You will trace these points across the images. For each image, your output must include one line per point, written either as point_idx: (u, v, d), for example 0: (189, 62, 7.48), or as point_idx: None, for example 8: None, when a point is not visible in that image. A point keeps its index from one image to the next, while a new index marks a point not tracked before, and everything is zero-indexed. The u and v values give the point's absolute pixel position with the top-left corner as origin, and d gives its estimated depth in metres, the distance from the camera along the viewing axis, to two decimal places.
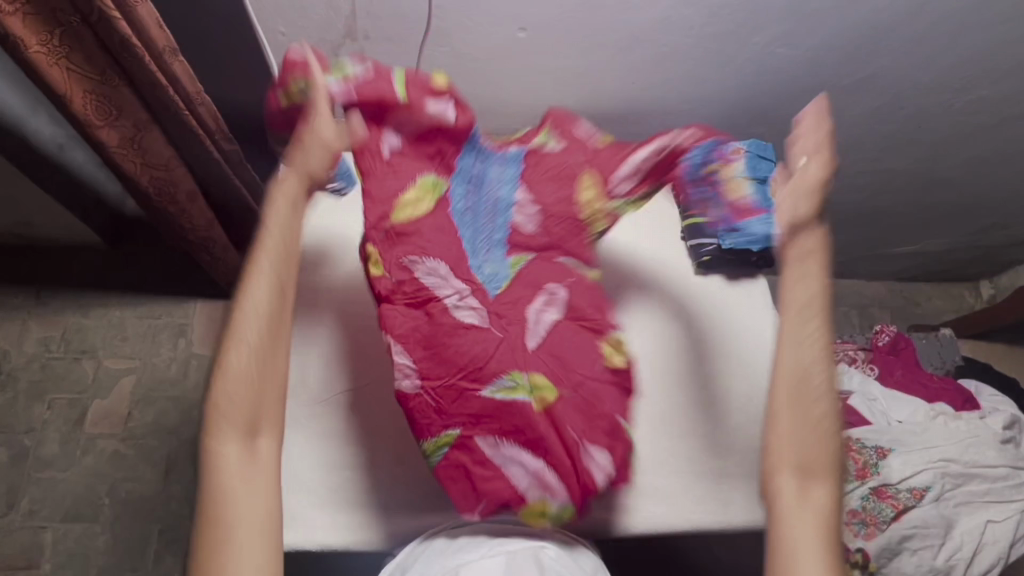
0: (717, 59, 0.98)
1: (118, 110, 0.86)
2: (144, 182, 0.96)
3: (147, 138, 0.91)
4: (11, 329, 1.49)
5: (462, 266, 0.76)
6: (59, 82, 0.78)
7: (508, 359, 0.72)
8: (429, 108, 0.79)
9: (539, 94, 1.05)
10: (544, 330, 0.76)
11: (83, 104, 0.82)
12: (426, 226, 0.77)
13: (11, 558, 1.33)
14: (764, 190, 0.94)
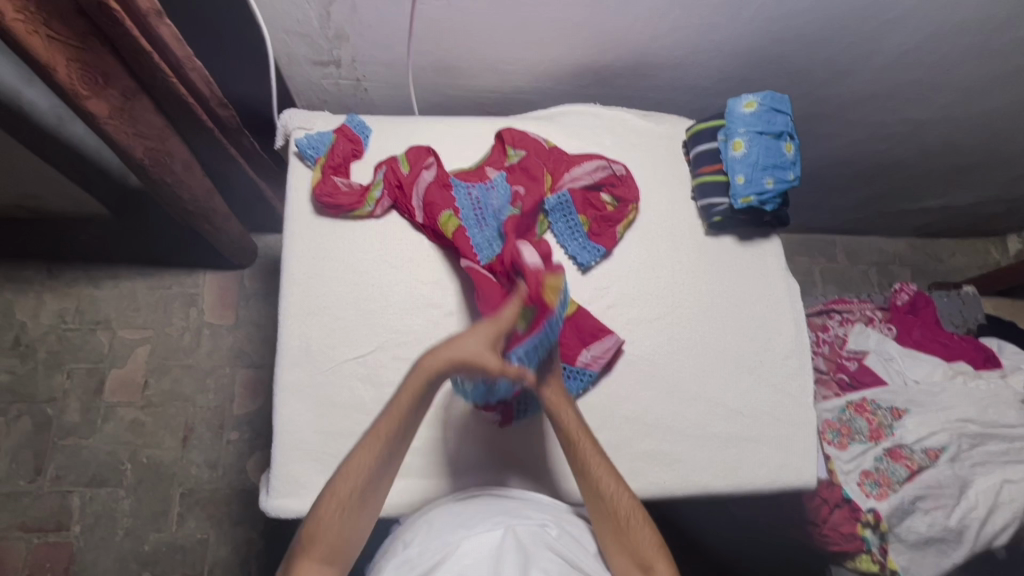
0: (731, 5, 0.92)
1: (104, 78, 0.81)
2: (137, 153, 0.93)
3: (136, 106, 0.88)
4: (25, 301, 1.51)
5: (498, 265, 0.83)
6: (41, 53, 0.72)
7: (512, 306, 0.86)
8: (430, 170, 0.92)
9: (542, 48, 1.00)
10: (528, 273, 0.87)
11: (68, 75, 0.76)
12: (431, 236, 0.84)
13: (43, 520, 1.38)
14: (776, 143, 0.89)
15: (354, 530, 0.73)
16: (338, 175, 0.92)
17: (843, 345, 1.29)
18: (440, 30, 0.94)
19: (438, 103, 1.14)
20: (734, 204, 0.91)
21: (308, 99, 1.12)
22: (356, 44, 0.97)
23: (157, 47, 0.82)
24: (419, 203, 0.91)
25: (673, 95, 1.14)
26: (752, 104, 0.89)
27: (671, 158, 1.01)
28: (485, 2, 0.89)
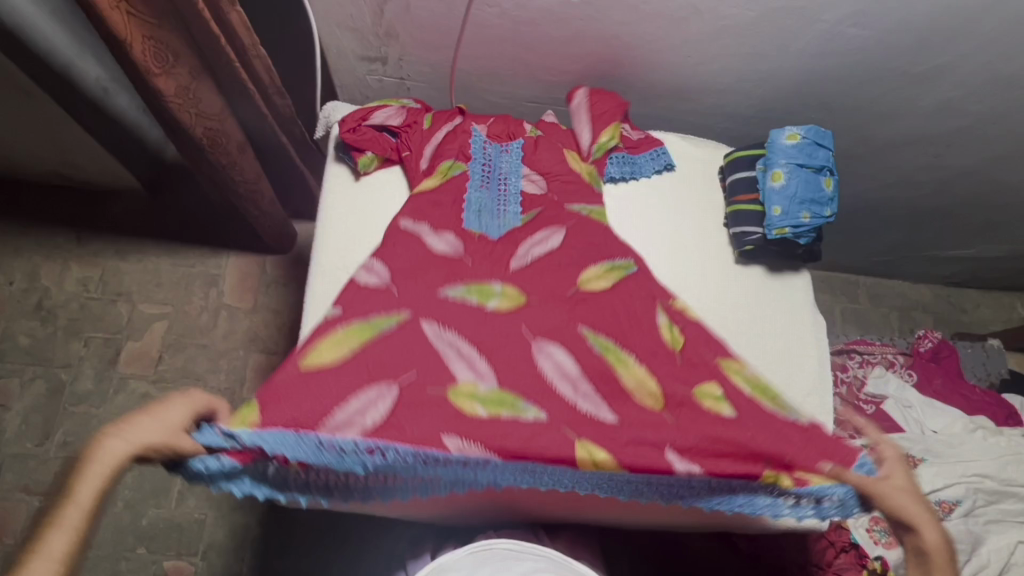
0: (780, 37, 0.92)
1: (175, 57, 0.83)
2: (197, 134, 0.94)
3: (201, 87, 0.90)
4: (52, 266, 1.53)
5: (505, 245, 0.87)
6: (122, 30, 0.74)
7: (477, 275, 0.83)
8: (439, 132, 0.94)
9: (589, 60, 0.99)
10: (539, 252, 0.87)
11: (143, 52, 0.78)
12: (427, 277, 0.82)
13: (46, 484, 1.38)
14: (815, 177, 0.89)
15: None
16: (364, 122, 0.92)
17: (862, 387, 1.28)
18: (490, 37, 0.95)
19: (479, 109, 1.13)
20: (768, 234, 0.90)
21: (351, 94, 1.12)
22: (404, 43, 0.97)
23: (226, 33, 0.85)
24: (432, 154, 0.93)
25: (713, 121, 1.14)
26: (796, 136, 0.89)
27: (708, 184, 1.01)
28: (537, 13, 0.89)
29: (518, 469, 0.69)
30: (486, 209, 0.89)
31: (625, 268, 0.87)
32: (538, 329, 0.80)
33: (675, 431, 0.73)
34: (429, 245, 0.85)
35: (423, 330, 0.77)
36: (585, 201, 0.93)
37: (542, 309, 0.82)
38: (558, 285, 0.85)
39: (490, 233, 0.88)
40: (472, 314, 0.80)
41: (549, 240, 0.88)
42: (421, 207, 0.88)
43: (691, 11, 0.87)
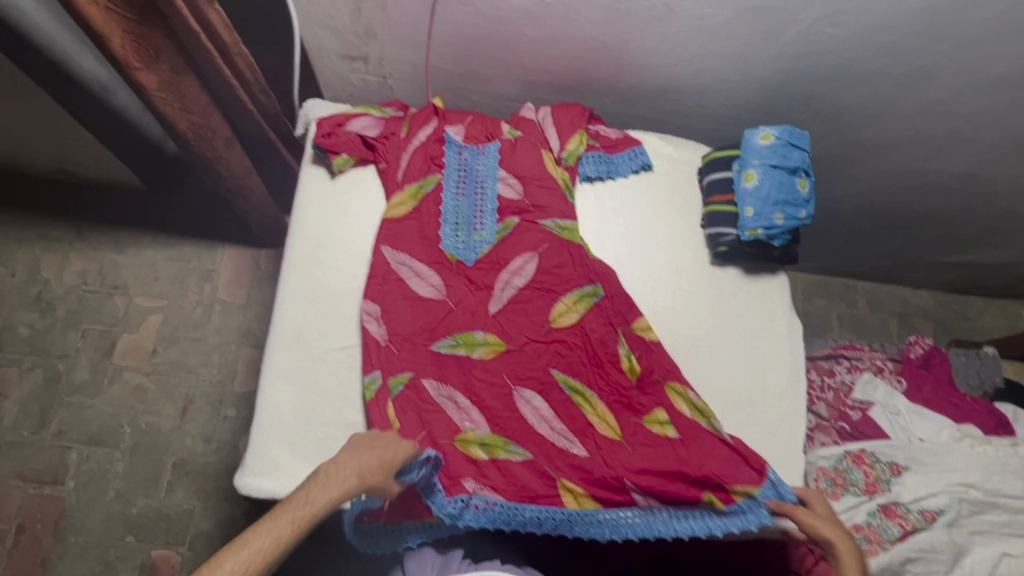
0: (757, 37, 0.91)
1: (156, 52, 0.86)
2: (181, 127, 0.98)
3: (183, 82, 0.93)
4: (52, 258, 1.57)
5: (478, 274, 0.91)
6: (100, 24, 0.77)
7: (460, 325, 0.88)
8: (417, 134, 0.95)
9: (567, 59, 0.99)
10: (506, 298, 0.90)
11: (122, 45, 0.81)
12: (405, 321, 0.87)
13: (41, 472, 1.42)
14: (790, 179, 0.88)
15: None
16: (344, 126, 0.93)
17: (848, 393, 1.26)
18: (467, 36, 0.95)
19: (461, 108, 1.14)
20: (742, 235, 0.89)
21: (336, 92, 1.13)
22: (383, 41, 0.98)
23: (208, 31, 0.87)
24: (408, 159, 0.94)
25: (697, 122, 1.13)
26: (769, 136, 0.88)
27: (685, 185, 1.00)
28: (511, 12, 0.90)
29: (519, 512, 0.79)
30: (464, 223, 0.93)
31: (592, 296, 0.91)
32: (521, 377, 0.87)
33: (630, 463, 0.83)
34: (411, 287, 0.89)
35: (423, 386, 0.85)
36: (560, 217, 0.94)
37: (523, 354, 0.88)
38: (528, 324, 0.89)
39: (465, 260, 0.91)
40: (452, 359, 0.87)
41: (523, 268, 0.92)
42: (396, 238, 0.90)
43: (666, 10, 0.87)
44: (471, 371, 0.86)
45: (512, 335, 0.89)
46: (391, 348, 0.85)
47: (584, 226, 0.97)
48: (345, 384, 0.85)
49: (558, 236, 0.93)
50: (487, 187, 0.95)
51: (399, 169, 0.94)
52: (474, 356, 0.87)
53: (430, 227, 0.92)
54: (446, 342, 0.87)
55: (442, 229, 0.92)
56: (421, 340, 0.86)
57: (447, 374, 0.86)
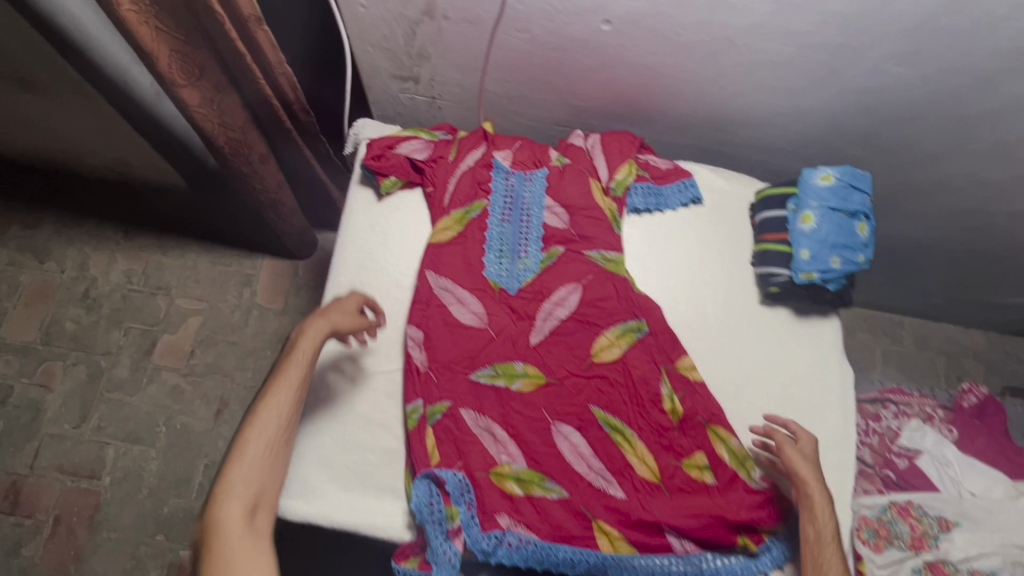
0: (820, 72, 0.88)
1: (200, 70, 0.88)
2: (219, 141, 0.99)
3: (225, 99, 0.95)
4: (100, 257, 1.61)
5: (521, 302, 0.90)
6: (148, 42, 0.79)
7: (500, 354, 0.87)
8: (466, 159, 0.95)
9: (620, 87, 0.97)
10: (547, 330, 0.89)
11: (168, 63, 0.83)
12: (445, 349, 0.86)
13: (79, 465, 1.45)
14: (849, 222, 0.85)
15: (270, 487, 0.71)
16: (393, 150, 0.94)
17: (894, 439, 1.21)
18: (520, 61, 0.95)
19: (508, 130, 1.13)
20: (794, 277, 0.86)
21: (383, 110, 1.13)
22: (436, 64, 0.98)
23: (252, 49, 0.89)
24: (454, 183, 0.94)
25: (749, 152, 1.09)
26: (830, 177, 0.85)
27: (736, 220, 0.97)
28: (566, 40, 0.88)
29: (552, 553, 0.78)
30: (508, 249, 0.92)
31: (636, 331, 0.89)
32: (560, 412, 0.85)
33: (668, 508, 0.80)
34: (453, 314, 0.88)
35: (461, 416, 0.83)
36: (605, 249, 0.92)
37: (563, 388, 0.86)
38: (567, 357, 0.88)
39: (508, 289, 0.91)
40: (491, 390, 0.85)
41: (566, 298, 0.90)
42: (441, 263, 0.90)
43: (726, 43, 0.85)
44: (510, 403, 0.85)
45: (553, 368, 0.87)
46: (430, 375, 0.85)
47: (631, 258, 0.95)
48: (384, 410, 0.84)
49: (603, 267, 0.92)
50: (532, 215, 0.94)
51: (445, 192, 0.94)
52: (513, 388, 0.86)
53: (474, 253, 0.91)
54: (485, 372, 0.86)
55: (486, 256, 0.91)
56: (460, 368, 0.86)
57: (486, 405, 0.84)
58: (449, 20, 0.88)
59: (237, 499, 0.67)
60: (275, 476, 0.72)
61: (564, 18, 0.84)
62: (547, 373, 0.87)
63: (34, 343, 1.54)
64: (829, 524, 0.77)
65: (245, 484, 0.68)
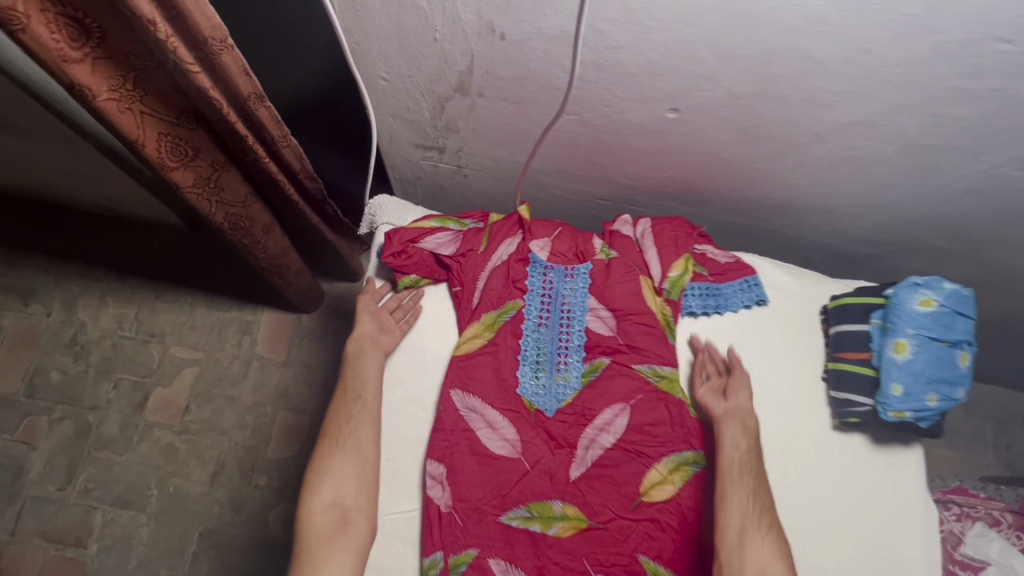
0: (920, 171, 0.74)
1: (195, 150, 0.75)
2: (218, 219, 0.85)
3: (225, 177, 0.81)
4: (90, 300, 1.49)
5: (558, 426, 0.78)
6: (132, 129, 0.67)
7: (534, 491, 0.75)
8: (497, 251, 0.83)
9: (677, 170, 0.84)
10: (588, 461, 0.77)
11: (157, 147, 0.71)
12: (472, 486, 0.74)
13: (64, 532, 1.34)
14: (950, 353, 0.72)
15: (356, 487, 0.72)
16: (416, 245, 0.83)
17: (958, 545, 1.03)
18: (564, 141, 0.81)
19: (542, 202, 1.00)
20: (882, 415, 0.73)
21: (401, 174, 1.00)
22: (465, 137, 0.85)
23: (256, 126, 0.74)
24: (484, 280, 0.82)
25: (816, 239, 0.96)
26: (931, 302, 0.73)
27: (806, 327, 0.85)
28: (622, 124, 0.75)
29: None
30: (545, 361, 0.80)
31: (692, 463, 0.77)
32: (603, 564, 0.73)
33: None
34: (481, 441, 0.76)
35: (489, 569, 0.72)
36: (657, 362, 0.80)
37: (607, 533, 0.75)
38: (613, 496, 0.76)
39: (544, 410, 0.79)
40: (524, 536, 0.74)
41: (611, 423, 0.78)
42: (468, 379, 0.78)
43: (814, 138, 0.71)
44: (545, 553, 0.73)
45: (596, 509, 0.75)
46: (455, 518, 0.73)
47: (685, 370, 0.83)
48: (400, 558, 0.74)
49: (653, 385, 0.80)
50: (573, 319, 0.82)
51: (474, 291, 0.82)
52: (549, 534, 0.74)
53: (507, 367, 0.79)
54: (517, 514, 0.74)
55: (519, 369, 0.80)
56: (489, 509, 0.74)
57: (518, 553, 0.73)
58: (485, 98, 0.75)
59: (321, 503, 0.71)
60: (364, 477, 0.73)
61: (624, 104, 0.71)
62: (588, 514, 0.75)
63: (17, 395, 1.42)
64: (751, 426, 0.77)
65: (327, 487, 0.71)
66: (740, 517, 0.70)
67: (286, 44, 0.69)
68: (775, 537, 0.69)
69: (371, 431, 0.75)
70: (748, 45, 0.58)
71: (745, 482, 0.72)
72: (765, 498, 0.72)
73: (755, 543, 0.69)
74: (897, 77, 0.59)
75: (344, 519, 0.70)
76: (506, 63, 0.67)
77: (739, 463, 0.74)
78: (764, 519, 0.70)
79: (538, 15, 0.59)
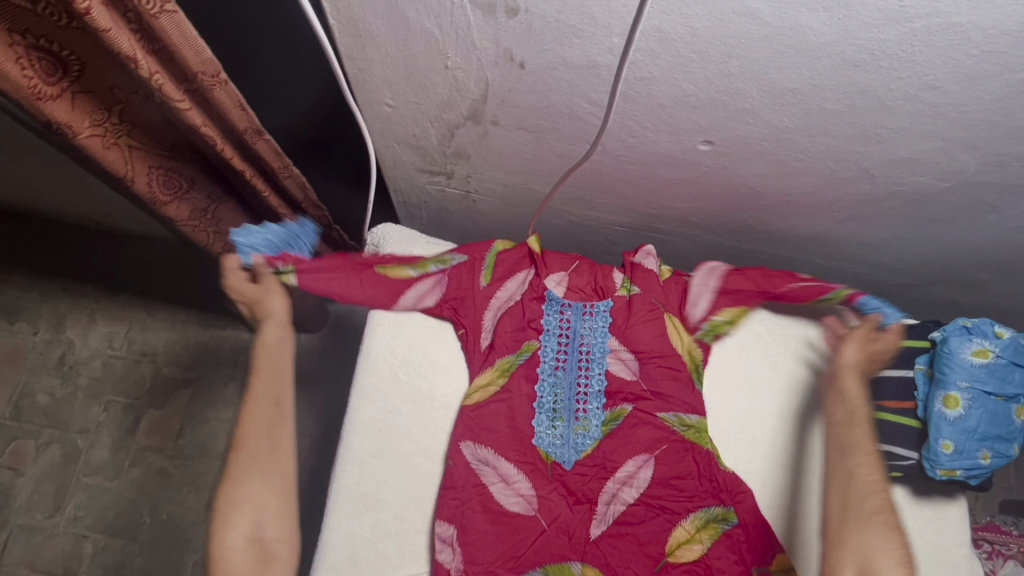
0: (973, 208, 0.68)
1: (189, 183, 0.69)
2: (216, 251, 0.79)
3: (222, 209, 0.75)
4: (78, 318, 1.43)
5: (577, 480, 0.73)
6: (120, 166, 0.60)
7: (553, 552, 0.70)
8: (499, 293, 0.78)
9: (705, 201, 0.78)
10: (610, 518, 0.71)
11: (149, 183, 0.64)
12: (485, 549, 0.68)
13: (52, 563, 1.28)
14: (1007, 406, 0.66)
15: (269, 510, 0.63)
16: (398, 301, 0.78)
17: None
18: (583, 170, 0.75)
19: (558, 229, 0.94)
20: (929, 472, 0.69)
21: (406, 198, 0.94)
22: (476, 163, 0.79)
23: (254, 158, 0.67)
24: (491, 324, 0.78)
25: (849, 269, 0.89)
26: (985, 353, 0.67)
27: (840, 371, 0.80)
28: (650, 155, 0.69)
29: None
30: (563, 410, 0.74)
31: (721, 520, 0.71)
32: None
33: None
34: (494, 497, 0.71)
35: None
36: (682, 409, 0.75)
37: None
38: (636, 556, 0.70)
39: (561, 463, 0.73)
40: None
41: (635, 476, 0.73)
42: (480, 429, 0.73)
43: (860, 173, 0.65)
44: None
45: (618, 570, 0.69)
46: None
47: (712, 418, 0.79)
48: None
49: (679, 435, 0.74)
50: (592, 363, 0.76)
51: (480, 337, 0.78)
52: None
53: (521, 415, 0.74)
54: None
55: (534, 418, 0.74)
56: (503, 573, 0.68)
57: None
58: (500, 126, 0.68)
59: (237, 537, 0.61)
60: (275, 499, 0.63)
61: (653, 135, 0.64)
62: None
63: (3, 418, 1.36)
64: (864, 409, 0.68)
65: (245, 518, 0.61)
66: (839, 507, 0.63)
67: (284, 73, 0.63)
68: (884, 521, 0.60)
69: (290, 446, 0.66)
70: (799, 79, 0.52)
71: (846, 464, 0.65)
72: (872, 478, 0.63)
73: (855, 531, 0.60)
74: (964, 116, 0.53)
75: (266, 552, 0.61)
76: (524, 92, 0.61)
77: (841, 445, 0.67)
78: (868, 506, 0.61)
79: (562, 44, 0.53)
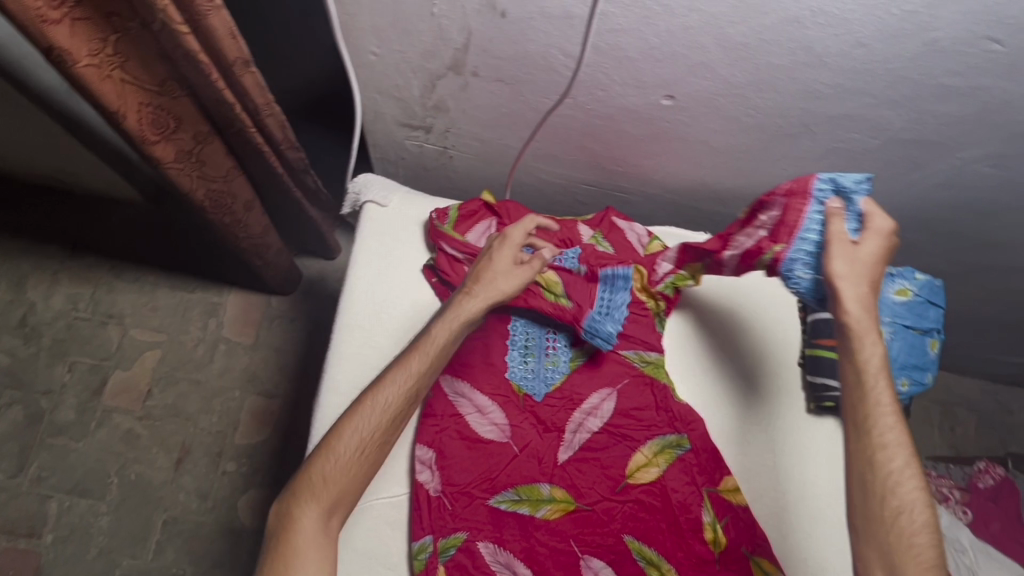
0: (899, 165, 0.77)
1: (177, 121, 0.71)
2: (198, 197, 0.81)
3: (207, 150, 0.77)
4: (41, 278, 1.40)
5: (546, 410, 0.78)
6: (113, 99, 0.63)
7: (523, 474, 0.75)
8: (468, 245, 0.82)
9: (666, 158, 0.84)
10: (575, 445, 0.78)
11: (138, 119, 0.67)
12: (461, 472, 0.74)
13: (14, 523, 1.25)
14: (921, 340, 0.76)
15: (350, 486, 0.66)
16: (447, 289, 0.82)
17: None
18: (556, 124, 0.81)
19: (530, 188, 0.99)
20: None
21: (384, 153, 0.97)
22: (454, 117, 0.83)
23: (239, 96, 0.71)
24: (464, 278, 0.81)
25: None
26: (906, 292, 0.77)
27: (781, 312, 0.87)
28: (617, 110, 0.75)
29: None
30: (534, 346, 0.81)
31: (676, 447, 0.78)
32: (591, 546, 0.73)
33: None
34: (470, 425, 0.76)
35: (478, 551, 0.71)
36: (642, 349, 0.82)
37: (594, 514, 0.75)
38: (599, 479, 0.76)
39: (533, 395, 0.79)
40: (512, 518, 0.74)
41: (597, 407, 0.79)
42: (459, 364, 0.79)
43: (803, 130, 0.73)
44: (535, 533, 0.73)
45: (581, 491, 0.76)
46: (444, 502, 0.73)
47: (669, 357, 0.85)
48: (387, 544, 0.73)
49: (637, 370, 0.81)
50: None
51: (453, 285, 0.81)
52: (536, 515, 0.74)
53: (496, 352, 0.80)
54: (504, 495, 0.74)
55: (507, 354, 0.80)
56: (478, 493, 0.74)
57: (506, 536, 0.73)
58: (480, 78, 0.73)
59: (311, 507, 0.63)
60: (361, 475, 0.66)
61: (620, 89, 0.70)
62: (574, 496, 0.75)
63: None
64: (877, 359, 0.61)
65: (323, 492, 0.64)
66: (860, 503, 0.61)
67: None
68: (911, 521, 0.59)
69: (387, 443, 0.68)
70: (749, 34, 0.59)
71: (866, 449, 0.61)
72: (897, 464, 0.60)
73: (876, 531, 0.60)
74: (890, 72, 0.61)
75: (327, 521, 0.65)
76: (503, 42, 0.66)
77: (857, 424, 0.62)
78: (890, 503, 0.60)
79: None
